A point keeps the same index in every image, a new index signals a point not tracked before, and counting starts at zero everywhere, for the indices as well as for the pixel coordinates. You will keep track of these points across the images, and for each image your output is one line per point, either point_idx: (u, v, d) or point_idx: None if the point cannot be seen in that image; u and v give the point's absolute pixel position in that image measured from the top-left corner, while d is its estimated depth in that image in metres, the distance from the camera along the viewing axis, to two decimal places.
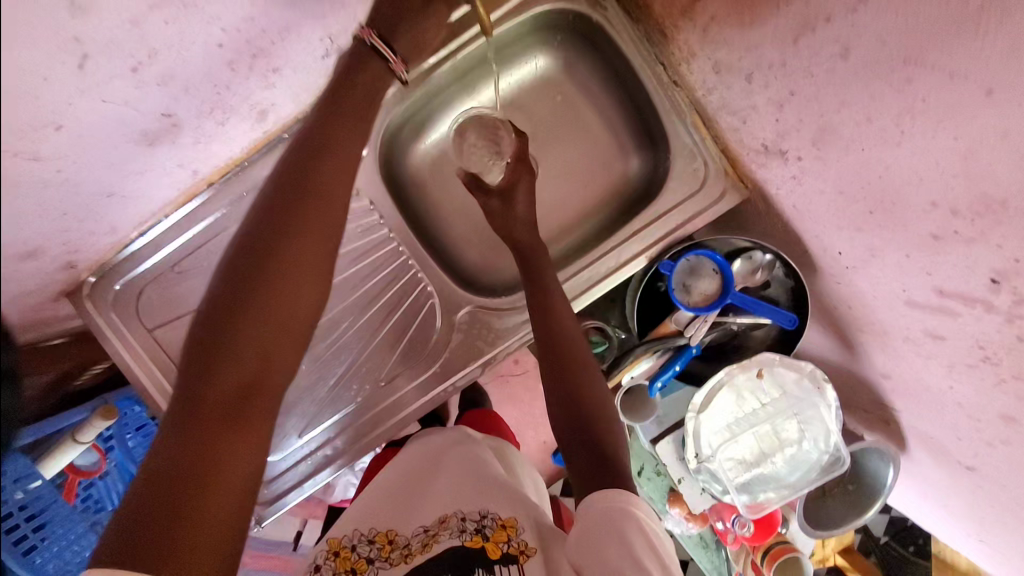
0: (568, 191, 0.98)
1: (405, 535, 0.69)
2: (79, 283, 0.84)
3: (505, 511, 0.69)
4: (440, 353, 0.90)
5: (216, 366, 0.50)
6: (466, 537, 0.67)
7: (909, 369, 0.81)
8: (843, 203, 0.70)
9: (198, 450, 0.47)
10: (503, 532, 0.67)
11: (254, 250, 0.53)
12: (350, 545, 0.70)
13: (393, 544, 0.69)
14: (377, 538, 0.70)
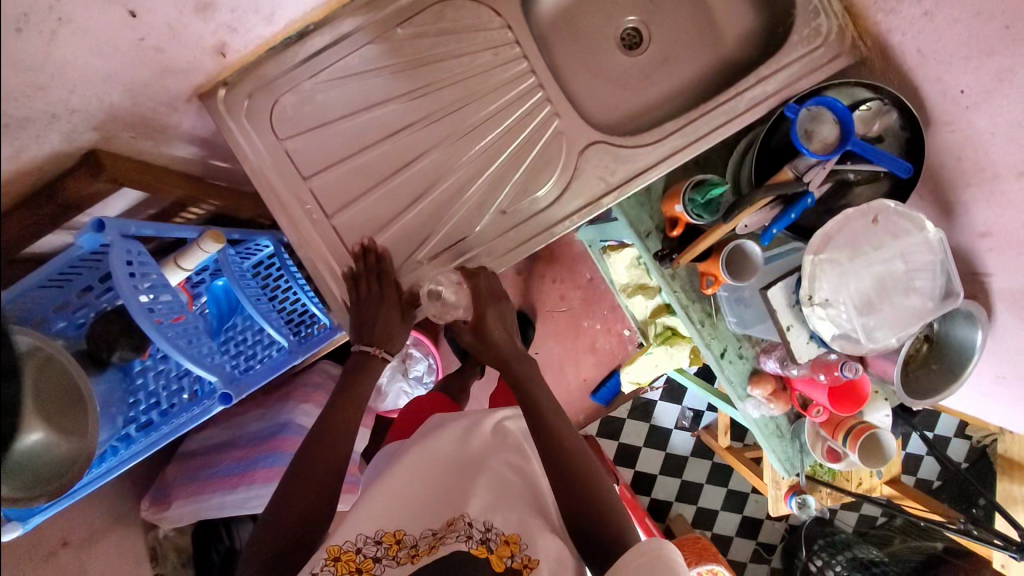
0: (680, 57, 1.03)
1: (412, 535, 0.74)
2: (217, 85, 0.84)
3: (509, 528, 0.72)
4: (563, 186, 0.92)
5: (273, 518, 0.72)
6: (471, 544, 0.69)
7: (1015, 214, 0.86)
8: (978, 26, 0.77)
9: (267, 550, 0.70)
10: (507, 548, 0.70)
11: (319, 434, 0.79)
12: (353, 547, 0.71)
13: (400, 544, 0.73)
14: (384, 539, 0.73)
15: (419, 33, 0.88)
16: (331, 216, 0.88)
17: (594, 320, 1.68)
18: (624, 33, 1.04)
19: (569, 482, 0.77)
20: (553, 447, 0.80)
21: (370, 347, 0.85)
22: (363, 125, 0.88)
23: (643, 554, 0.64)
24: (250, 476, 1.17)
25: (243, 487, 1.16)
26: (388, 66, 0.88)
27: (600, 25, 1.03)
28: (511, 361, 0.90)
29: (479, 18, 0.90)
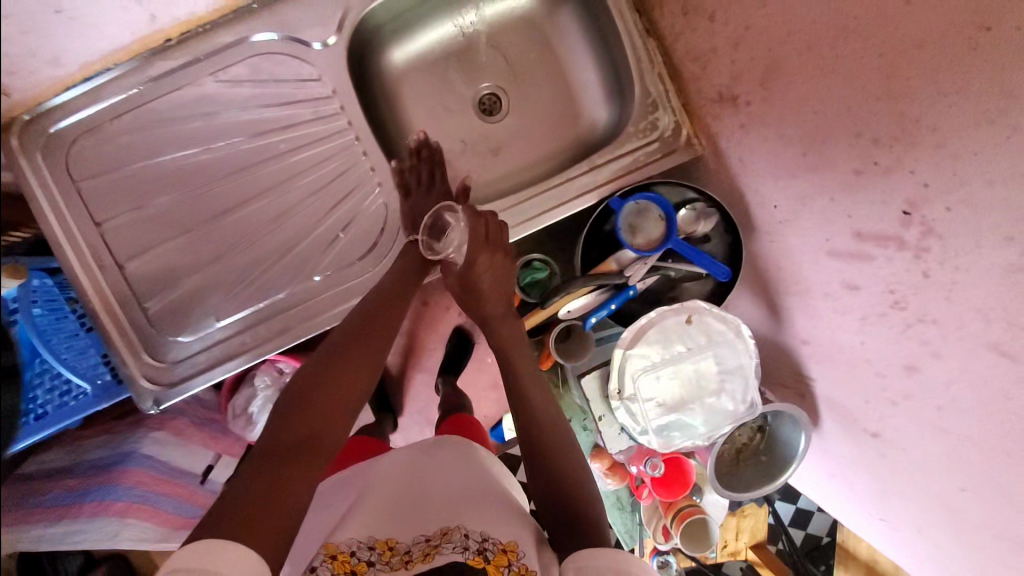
0: (535, 128, 1.01)
1: (406, 542, 0.64)
2: (12, 117, 0.80)
3: (505, 534, 0.65)
4: (376, 259, 0.88)
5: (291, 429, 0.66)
6: (467, 554, 0.62)
7: (826, 330, 0.84)
8: (783, 147, 0.74)
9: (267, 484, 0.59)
10: (504, 557, 0.62)
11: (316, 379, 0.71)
12: (348, 550, 0.63)
13: (392, 551, 0.63)
14: (378, 544, 0.64)
15: (235, 84, 0.83)
16: (124, 265, 0.84)
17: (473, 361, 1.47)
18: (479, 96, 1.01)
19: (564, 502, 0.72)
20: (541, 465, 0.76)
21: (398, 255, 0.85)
22: (169, 174, 0.84)
23: (603, 558, 0.60)
24: (77, 509, 1.06)
25: (65, 520, 1.03)
26: (200, 116, 0.84)
27: (454, 84, 1.00)
28: (492, 323, 0.83)
29: (301, 71, 0.84)
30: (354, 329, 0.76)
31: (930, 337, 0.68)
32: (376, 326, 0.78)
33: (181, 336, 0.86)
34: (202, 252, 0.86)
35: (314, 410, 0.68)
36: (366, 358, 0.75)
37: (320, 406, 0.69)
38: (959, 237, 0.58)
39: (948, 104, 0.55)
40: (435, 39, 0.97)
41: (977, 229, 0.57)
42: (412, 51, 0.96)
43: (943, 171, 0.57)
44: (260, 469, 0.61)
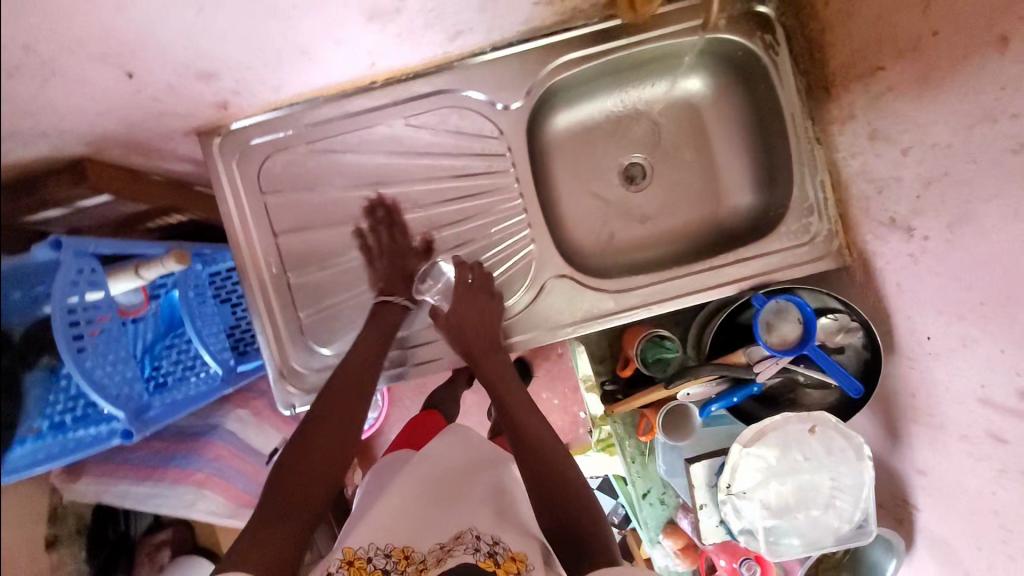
0: (677, 208, 1.02)
1: (421, 551, 0.69)
2: (219, 127, 0.87)
3: (517, 545, 0.69)
4: (516, 311, 0.93)
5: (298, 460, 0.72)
6: (479, 557, 0.67)
7: (952, 469, 0.84)
8: (956, 289, 0.74)
9: (278, 501, 0.67)
10: (514, 564, 0.66)
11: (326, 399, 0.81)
12: (365, 555, 0.67)
13: (409, 560, 0.68)
14: (393, 552, 0.68)
15: (418, 129, 0.90)
16: (291, 275, 0.91)
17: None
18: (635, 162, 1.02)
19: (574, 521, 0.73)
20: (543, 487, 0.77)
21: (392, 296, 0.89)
22: (345, 201, 0.91)
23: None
24: (162, 472, 1.05)
25: (151, 482, 1.04)
26: (385, 152, 0.90)
27: (605, 151, 1.02)
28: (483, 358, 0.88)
29: (484, 128, 0.91)
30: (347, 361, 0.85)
31: None
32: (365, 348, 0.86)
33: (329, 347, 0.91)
34: (363, 278, 0.91)
35: (321, 433, 0.76)
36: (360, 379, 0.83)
37: (312, 452, 0.74)
38: None
39: None
40: (599, 108, 1.00)
41: None
42: (575, 118, 1.00)
43: None
44: (261, 529, 0.64)
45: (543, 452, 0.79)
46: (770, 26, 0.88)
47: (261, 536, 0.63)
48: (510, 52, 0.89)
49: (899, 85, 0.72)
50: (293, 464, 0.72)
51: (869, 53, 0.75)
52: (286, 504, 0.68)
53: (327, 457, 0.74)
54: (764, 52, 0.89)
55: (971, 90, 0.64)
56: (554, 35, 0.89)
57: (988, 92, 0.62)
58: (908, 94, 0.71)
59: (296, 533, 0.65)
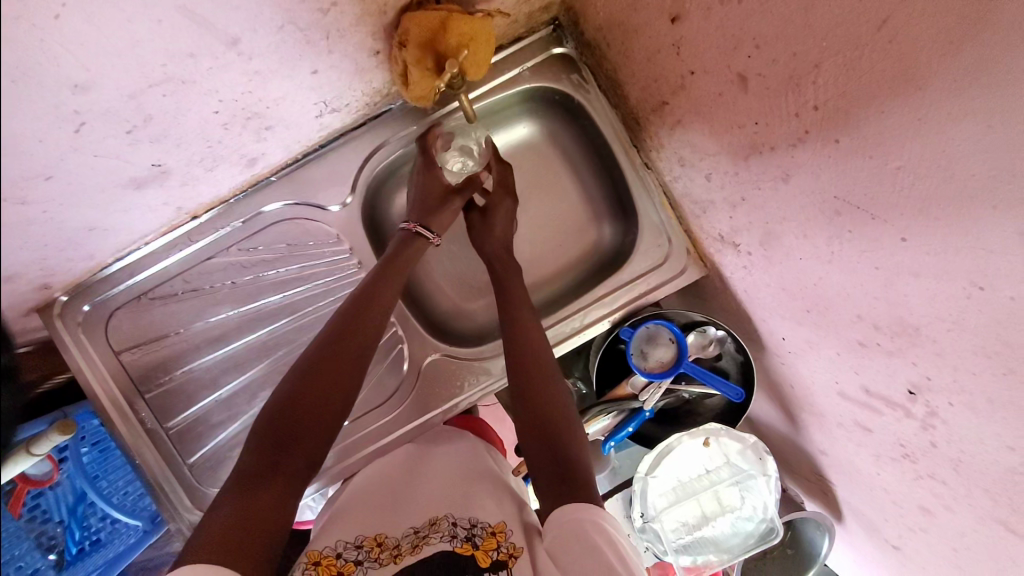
0: (539, 249, 1.00)
1: (395, 537, 0.67)
2: (51, 300, 0.84)
3: (494, 517, 0.68)
4: (405, 395, 0.92)
5: (293, 445, 0.64)
6: (456, 543, 0.64)
7: (843, 451, 0.86)
8: (787, 298, 0.74)
9: (254, 487, 0.59)
10: (494, 539, 0.65)
11: (320, 354, 0.71)
12: (334, 552, 0.65)
13: (382, 547, 0.66)
14: (365, 543, 0.66)
15: (250, 252, 0.89)
16: (167, 425, 0.89)
17: None
18: (451, 171, 0.91)
19: (552, 441, 0.71)
20: (541, 433, 0.72)
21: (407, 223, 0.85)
22: (198, 337, 0.89)
23: (603, 533, 0.60)
24: None
25: None
26: (226, 281, 0.89)
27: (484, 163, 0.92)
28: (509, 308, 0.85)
29: (320, 232, 0.90)
30: (363, 303, 0.77)
31: (939, 490, 0.68)
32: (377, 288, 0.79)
33: None
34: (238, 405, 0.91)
35: (307, 396, 0.67)
36: (357, 343, 0.74)
37: (310, 399, 0.68)
38: (961, 428, 0.58)
39: (947, 329, 0.52)
40: None
41: (978, 430, 0.56)
42: None
43: (946, 374, 0.55)
44: (245, 495, 0.58)
45: (533, 402, 0.75)
46: (574, 67, 0.89)
47: (245, 500, 0.57)
48: (324, 153, 0.89)
49: (684, 118, 0.72)
50: (276, 411, 0.66)
51: (652, 90, 0.75)
52: (268, 463, 0.62)
53: (326, 405, 0.68)
54: (575, 92, 0.89)
55: (735, 124, 0.64)
56: (363, 126, 0.89)
57: (748, 126, 0.62)
58: (694, 126, 0.71)
59: (285, 504, 0.60)
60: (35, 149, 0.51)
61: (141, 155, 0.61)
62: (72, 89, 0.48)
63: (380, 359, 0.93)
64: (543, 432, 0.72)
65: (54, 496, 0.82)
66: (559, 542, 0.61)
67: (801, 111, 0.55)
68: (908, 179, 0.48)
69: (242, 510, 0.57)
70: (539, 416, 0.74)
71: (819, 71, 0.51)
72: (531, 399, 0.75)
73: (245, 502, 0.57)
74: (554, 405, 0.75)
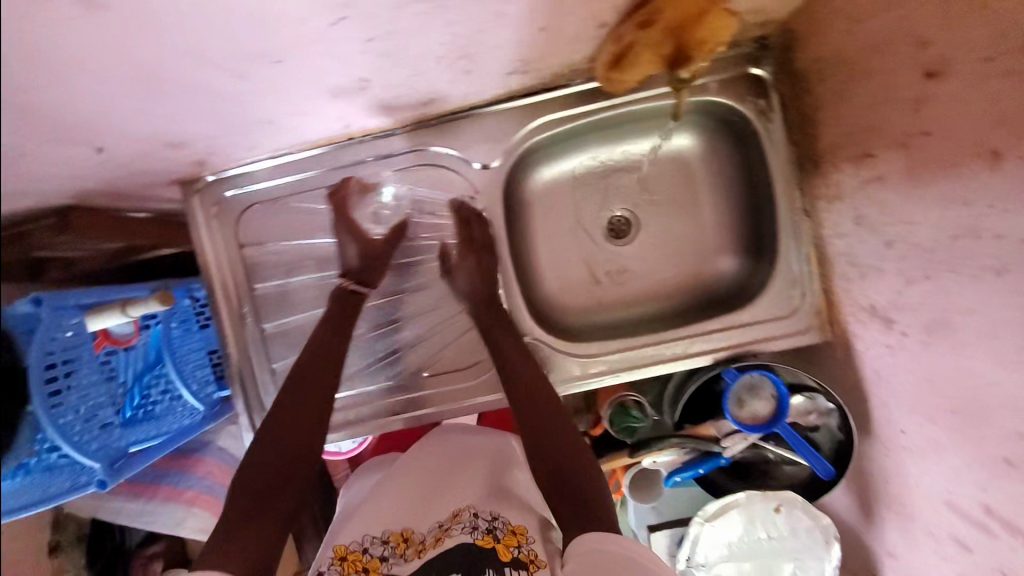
0: (657, 264, 0.98)
1: (421, 531, 0.67)
2: (198, 177, 0.86)
3: (515, 518, 0.68)
4: (489, 368, 0.92)
5: (274, 496, 0.69)
6: (477, 535, 0.65)
7: (915, 561, 0.81)
8: (930, 391, 0.71)
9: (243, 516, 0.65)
10: (514, 538, 0.65)
11: (277, 414, 0.77)
12: (359, 548, 0.66)
13: (407, 542, 0.66)
14: (392, 538, 0.66)
15: (389, 186, 0.90)
16: (262, 327, 0.91)
17: None
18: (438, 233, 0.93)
19: (556, 478, 0.71)
20: (551, 475, 0.71)
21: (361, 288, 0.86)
22: (316, 250, 0.91)
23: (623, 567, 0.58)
24: (155, 488, 0.97)
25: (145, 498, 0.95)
26: (358, 208, 0.90)
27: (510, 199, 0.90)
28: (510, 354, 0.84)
29: (459, 186, 0.90)
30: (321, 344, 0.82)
31: None
32: (329, 327, 0.84)
33: (423, 371, 0.92)
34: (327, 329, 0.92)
35: (273, 462, 0.72)
36: (325, 372, 0.81)
37: (282, 473, 0.71)
38: None
39: None
40: (587, 161, 0.98)
41: None
42: (563, 168, 0.97)
43: None
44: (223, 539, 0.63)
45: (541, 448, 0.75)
46: (763, 93, 0.86)
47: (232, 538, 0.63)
48: (490, 111, 0.88)
49: (889, 177, 0.69)
50: (255, 458, 0.72)
51: (860, 138, 0.73)
52: (264, 490, 0.69)
53: (295, 462, 0.73)
54: (756, 118, 0.86)
55: (958, 199, 0.61)
56: (536, 95, 0.88)
57: (973, 206, 0.59)
58: (897, 188, 0.69)
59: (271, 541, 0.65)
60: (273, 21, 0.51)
61: (357, 67, 0.61)
62: None
63: (471, 326, 0.93)
64: (551, 479, 0.71)
65: (125, 357, 0.89)
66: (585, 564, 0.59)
67: None
68: None
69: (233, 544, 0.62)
70: (550, 465, 0.73)
71: None
72: (552, 466, 0.72)
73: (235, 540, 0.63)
74: (567, 446, 0.75)
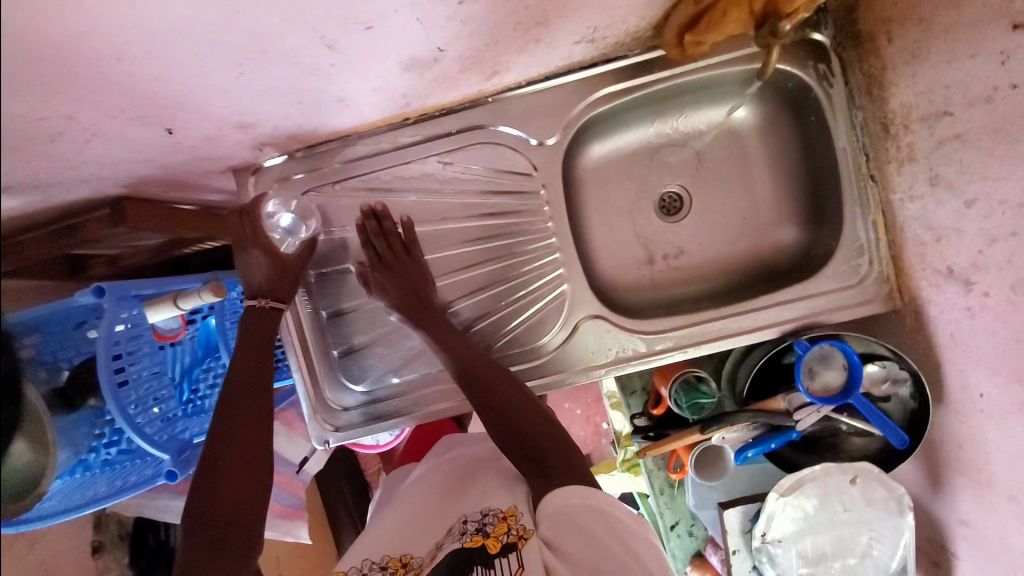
0: (713, 239, 0.97)
1: (418, 556, 0.68)
2: (253, 163, 0.85)
3: (505, 503, 0.68)
4: (550, 348, 0.91)
5: (237, 516, 0.68)
6: (466, 538, 0.65)
7: (996, 528, 0.79)
8: (1017, 351, 0.70)
9: (214, 543, 0.65)
10: (503, 524, 0.65)
11: (219, 427, 0.73)
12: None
13: (406, 567, 0.67)
14: (391, 564, 0.68)
15: (446, 166, 0.89)
16: (322, 313, 0.92)
17: (578, 405, 1.28)
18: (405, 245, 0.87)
19: (521, 453, 0.73)
20: (517, 448, 0.73)
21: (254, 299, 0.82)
22: None
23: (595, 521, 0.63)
24: None
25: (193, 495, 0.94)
26: (415, 189, 0.89)
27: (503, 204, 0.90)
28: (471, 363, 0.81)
29: (518, 163, 0.89)
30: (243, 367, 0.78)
31: None
32: (246, 365, 0.78)
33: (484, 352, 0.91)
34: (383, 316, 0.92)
35: (223, 473, 0.69)
36: (246, 406, 0.75)
37: (237, 477, 0.70)
38: None
39: None
40: (640, 137, 0.96)
41: None
42: (616, 146, 0.96)
43: None
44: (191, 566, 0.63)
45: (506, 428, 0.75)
46: (824, 57, 0.84)
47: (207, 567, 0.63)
48: (546, 87, 0.87)
49: (970, 134, 0.68)
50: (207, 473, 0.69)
51: (935, 97, 0.71)
52: (240, 498, 0.69)
53: (253, 470, 0.71)
54: (817, 83, 0.84)
55: None
56: (593, 69, 0.86)
57: None
58: (980, 144, 0.68)
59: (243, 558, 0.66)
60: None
61: (438, 32, 0.60)
62: None
63: (528, 306, 0.91)
64: (519, 453, 0.73)
65: (173, 352, 0.90)
66: (558, 528, 0.62)
67: None
68: None
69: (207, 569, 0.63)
70: (512, 443, 0.74)
71: None
72: (508, 433, 0.75)
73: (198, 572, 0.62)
74: (524, 414, 0.76)
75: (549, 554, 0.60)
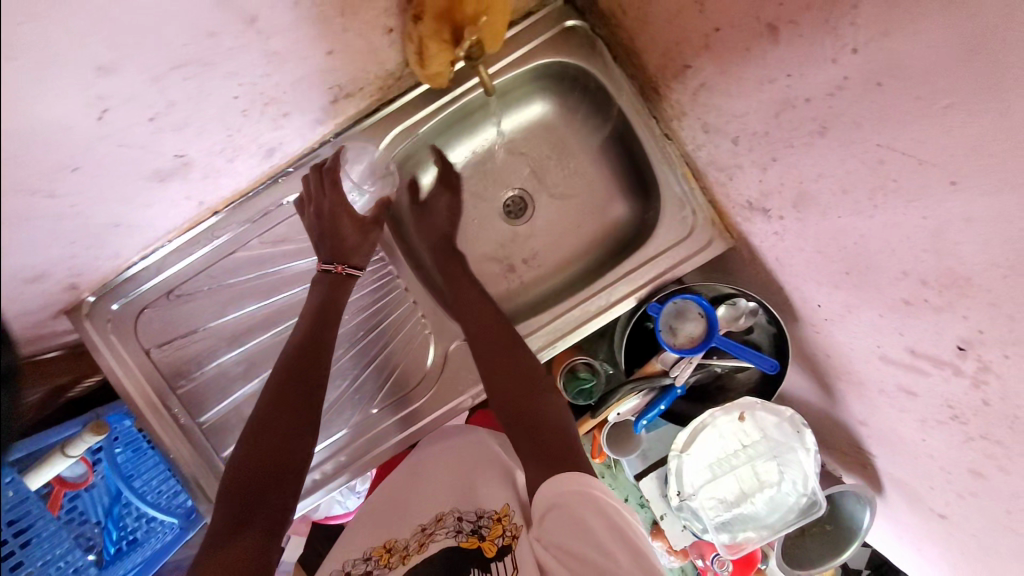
0: (557, 231, 0.99)
1: (404, 539, 0.70)
2: (80, 301, 0.85)
3: (498, 501, 0.69)
4: (427, 389, 0.90)
5: (263, 497, 0.68)
6: (461, 537, 0.66)
7: (883, 420, 0.80)
8: (823, 261, 0.72)
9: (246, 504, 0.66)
10: (499, 524, 0.66)
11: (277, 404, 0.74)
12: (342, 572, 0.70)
13: (390, 553, 0.69)
14: (374, 553, 0.70)
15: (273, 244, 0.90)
16: (200, 421, 0.89)
17: None
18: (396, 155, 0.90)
19: (521, 418, 0.74)
20: (514, 418, 0.74)
21: (332, 266, 0.82)
22: (219, 326, 0.89)
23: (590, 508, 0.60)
24: None
25: None
26: (244, 275, 0.89)
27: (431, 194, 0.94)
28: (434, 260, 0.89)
29: None
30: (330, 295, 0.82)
31: (994, 453, 0.63)
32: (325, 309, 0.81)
33: (372, 406, 0.90)
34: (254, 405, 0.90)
35: (268, 446, 0.71)
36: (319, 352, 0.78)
37: (280, 461, 0.71)
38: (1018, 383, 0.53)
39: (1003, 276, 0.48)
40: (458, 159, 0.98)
41: None
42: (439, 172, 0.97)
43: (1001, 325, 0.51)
44: (219, 541, 0.62)
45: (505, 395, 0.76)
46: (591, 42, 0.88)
47: (233, 542, 0.62)
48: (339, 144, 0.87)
49: (709, 81, 0.73)
50: (255, 454, 0.70)
51: (674, 54, 0.76)
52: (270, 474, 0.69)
53: (287, 454, 0.71)
54: (590, 66, 0.88)
55: (766, 80, 0.64)
56: (376, 113, 0.88)
57: (779, 80, 0.62)
58: (718, 87, 0.72)
59: (266, 543, 0.64)
60: (53, 136, 0.51)
61: (162, 145, 0.63)
62: (95, 72, 0.50)
63: (404, 353, 0.92)
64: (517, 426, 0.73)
65: (89, 496, 0.87)
66: (550, 521, 0.60)
67: (839, 56, 0.54)
68: (957, 118, 0.46)
69: (231, 550, 0.61)
70: (503, 408, 0.76)
71: (857, 12, 0.50)
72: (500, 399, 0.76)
73: (218, 555, 0.60)
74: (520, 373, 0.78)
75: (540, 552, 0.60)
